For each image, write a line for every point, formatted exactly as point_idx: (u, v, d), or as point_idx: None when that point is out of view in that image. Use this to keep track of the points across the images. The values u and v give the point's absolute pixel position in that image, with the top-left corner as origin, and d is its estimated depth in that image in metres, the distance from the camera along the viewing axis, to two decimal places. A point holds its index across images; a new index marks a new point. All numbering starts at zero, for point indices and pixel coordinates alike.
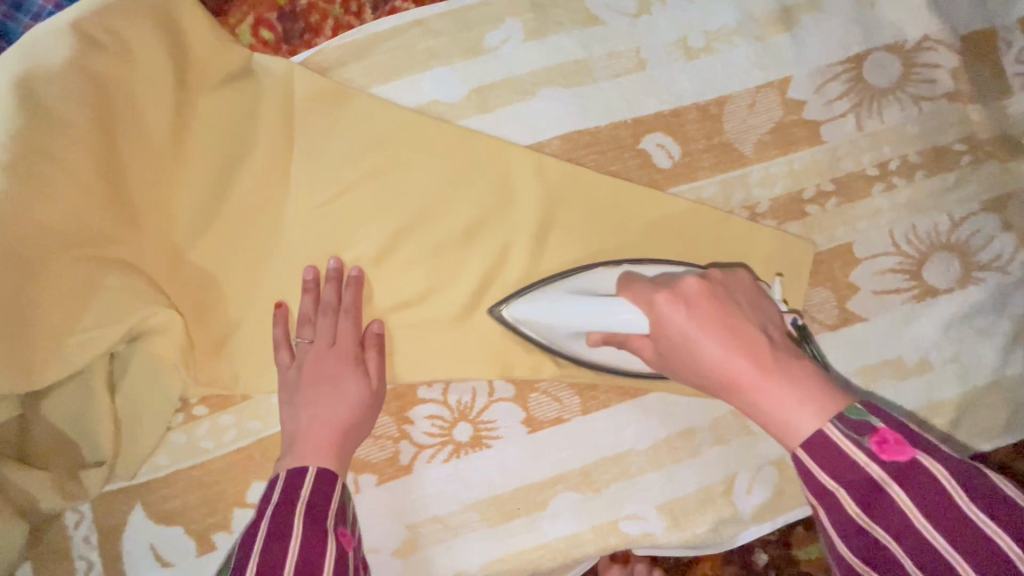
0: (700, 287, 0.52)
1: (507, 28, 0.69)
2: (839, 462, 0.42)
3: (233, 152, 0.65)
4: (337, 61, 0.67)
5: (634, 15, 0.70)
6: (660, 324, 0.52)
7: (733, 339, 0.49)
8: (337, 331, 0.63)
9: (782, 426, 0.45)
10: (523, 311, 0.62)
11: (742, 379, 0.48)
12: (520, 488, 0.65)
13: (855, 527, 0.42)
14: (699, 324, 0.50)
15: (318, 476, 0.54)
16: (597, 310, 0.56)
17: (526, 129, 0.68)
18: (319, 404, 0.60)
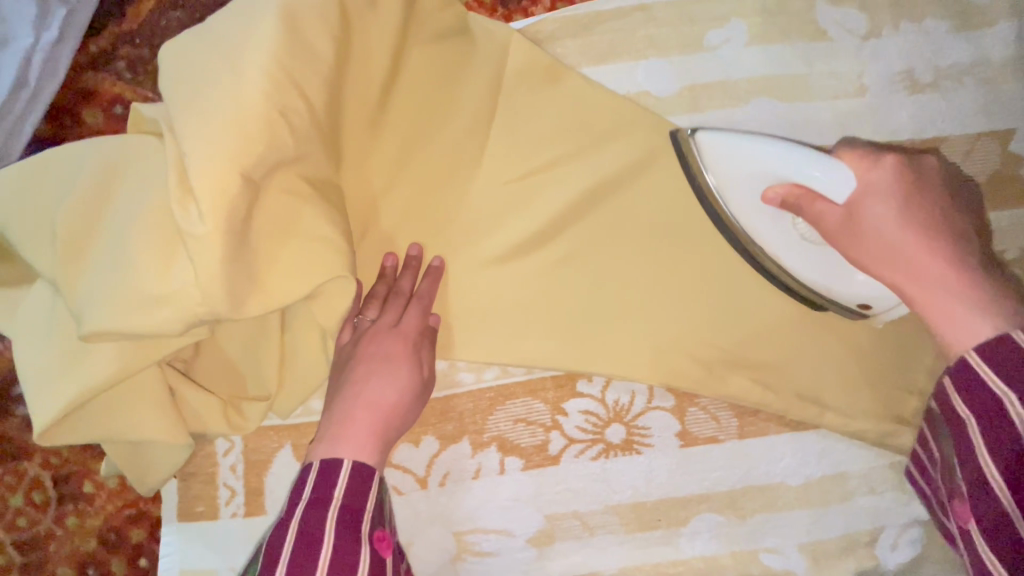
0: (914, 175, 0.51)
1: (731, 28, 0.66)
2: (1013, 361, 0.41)
3: (437, 109, 0.63)
4: (551, 35, 0.66)
5: (864, 36, 0.67)
6: (862, 189, 0.50)
7: (931, 225, 0.49)
8: (403, 318, 0.59)
9: (951, 313, 0.46)
10: (713, 137, 0.56)
11: (928, 269, 0.48)
12: (665, 499, 0.64)
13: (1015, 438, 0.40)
14: (906, 207, 0.49)
15: (352, 471, 0.48)
16: (798, 156, 0.52)
17: (733, 137, 0.65)
18: (369, 384, 0.55)
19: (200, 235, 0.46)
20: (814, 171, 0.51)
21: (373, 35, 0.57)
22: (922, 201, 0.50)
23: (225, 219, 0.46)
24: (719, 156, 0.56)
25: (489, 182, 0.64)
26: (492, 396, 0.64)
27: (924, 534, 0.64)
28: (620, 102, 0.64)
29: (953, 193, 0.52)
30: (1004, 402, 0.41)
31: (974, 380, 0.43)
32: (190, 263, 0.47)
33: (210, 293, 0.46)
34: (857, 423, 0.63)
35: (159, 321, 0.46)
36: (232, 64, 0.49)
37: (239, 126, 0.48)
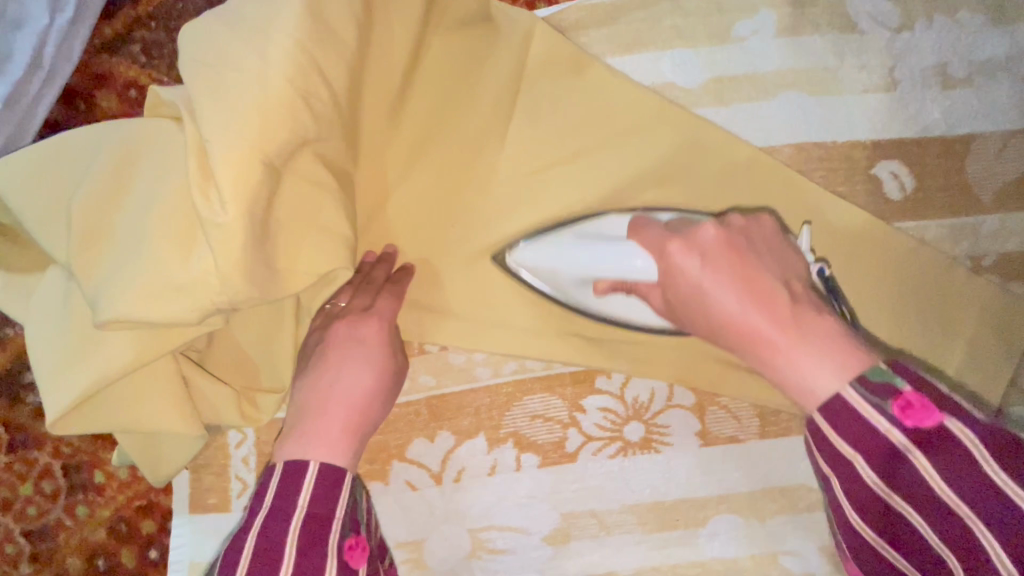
0: (717, 244, 0.49)
1: (760, 19, 0.64)
2: (855, 428, 0.38)
3: (459, 99, 0.62)
4: (576, 23, 0.64)
5: (896, 29, 0.65)
6: (675, 272, 0.50)
7: (734, 288, 0.46)
8: (377, 302, 0.57)
9: (797, 381, 0.41)
10: (534, 260, 0.60)
11: (759, 335, 0.44)
12: (684, 499, 0.62)
13: (872, 494, 0.40)
14: (714, 274, 0.47)
15: (317, 476, 0.48)
16: (613, 252, 0.55)
17: (760, 132, 0.64)
18: (342, 373, 0.54)
19: (221, 222, 0.45)
20: (603, 266, 0.56)
21: (396, 20, 0.56)
22: (728, 263, 0.48)
23: (247, 207, 0.45)
24: (544, 273, 0.60)
25: (511, 173, 0.63)
26: (509, 391, 0.63)
27: None
28: (645, 95, 0.63)
29: (761, 245, 0.50)
30: (856, 465, 0.39)
31: (823, 441, 0.40)
32: (209, 250, 0.45)
33: (229, 282, 0.45)
34: None
35: (177, 309, 0.45)
36: (253, 47, 0.48)
37: (260, 110, 0.46)
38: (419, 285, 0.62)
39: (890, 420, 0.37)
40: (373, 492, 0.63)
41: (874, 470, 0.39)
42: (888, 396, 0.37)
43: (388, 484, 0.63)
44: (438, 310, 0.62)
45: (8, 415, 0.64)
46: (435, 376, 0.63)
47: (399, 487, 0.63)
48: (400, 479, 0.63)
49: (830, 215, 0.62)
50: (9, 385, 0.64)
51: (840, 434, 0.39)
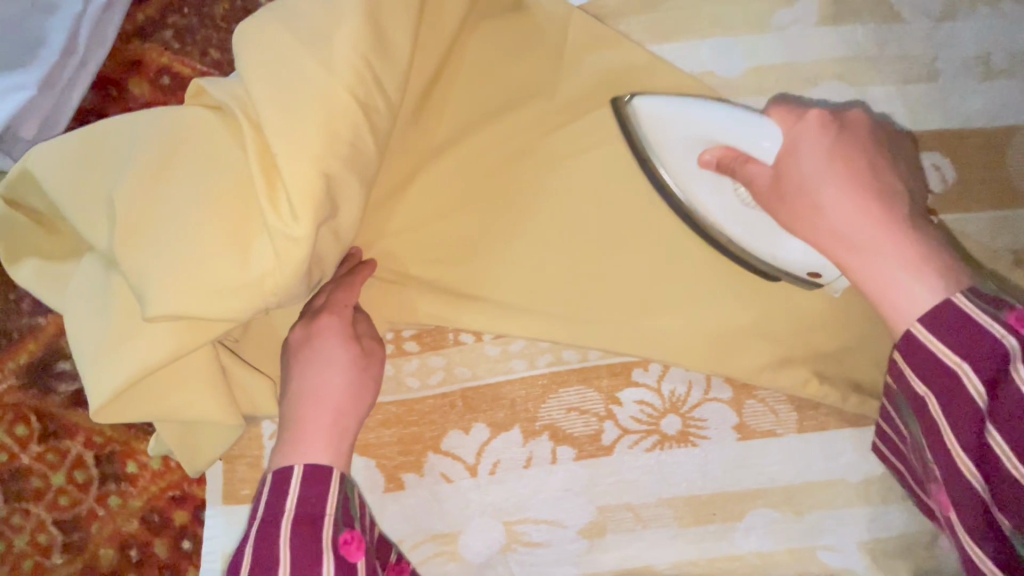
0: (845, 125, 0.48)
1: (800, 7, 0.63)
2: (964, 333, 0.39)
3: (497, 87, 0.61)
4: (614, 11, 0.64)
5: (938, 19, 0.64)
6: (797, 146, 0.48)
7: (854, 181, 0.45)
8: (332, 297, 0.54)
9: (883, 288, 0.43)
10: (649, 104, 0.55)
11: (862, 235, 0.44)
12: (720, 493, 0.62)
13: (970, 412, 0.39)
14: (837, 166, 0.46)
15: (303, 479, 0.48)
16: (743, 120, 0.50)
17: None
18: (309, 376, 0.52)
19: (292, 231, 0.44)
20: (726, 126, 0.51)
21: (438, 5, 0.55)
22: (857, 159, 0.46)
23: (315, 209, 0.44)
24: (653, 122, 0.56)
25: (548, 163, 0.62)
26: (545, 383, 0.62)
27: None
28: (686, 83, 0.62)
29: (889, 148, 0.48)
30: (962, 375, 0.39)
31: (915, 347, 0.41)
32: (269, 249, 0.45)
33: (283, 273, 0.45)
34: None
35: (232, 306, 0.45)
36: (299, 31, 0.47)
37: (307, 95, 0.46)
38: (456, 276, 0.61)
39: (1008, 327, 0.38)
40: (408, 484, 0.62)
41: (978, 382, 0.39)
42: (998, 305, 0.39)
43: (423, 476, 0.62)
44: (474, 301, 0.61)
45: (41, 403, 0.64)
46: (470, 368, 0.63)
47: (433, 479, 0.62)
48: (435, 471, 0.62)
49: None
50: (42, 373, 0.64)
51: (946, 339, 0.40)
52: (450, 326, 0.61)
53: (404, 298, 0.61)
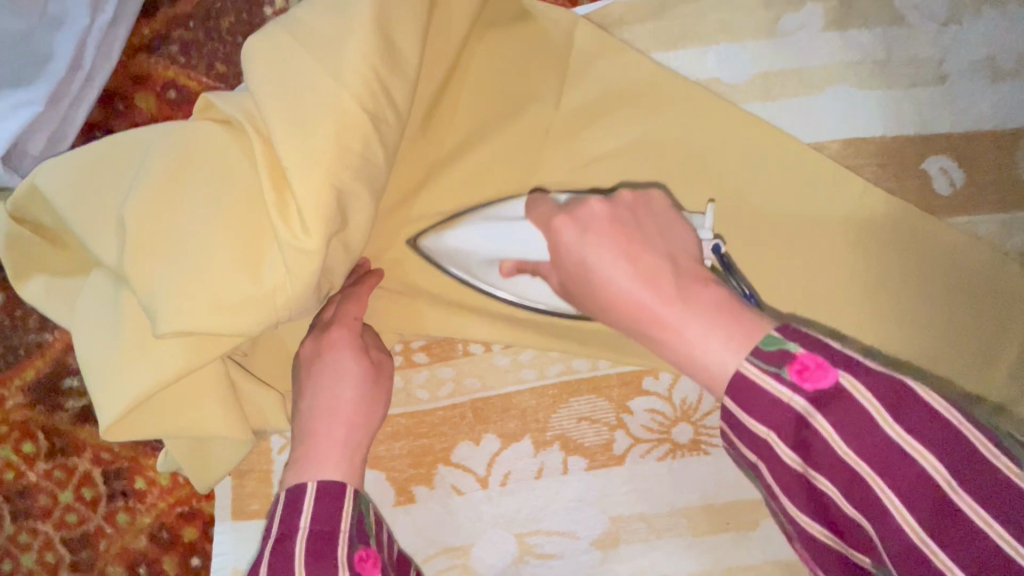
0: (608, 211, 0.43)
1: (807, 12, 0.63)
2: (757, 400, 0.32)
3: (504, 98, 0.61)
4: (621, 20, 0.63)
5: (943, 22, 0.64)
6: (556, 248, 0.44)
7: (642, 257, 0.39)
8: (342, 309, 0.55)
9: (684, 353, 0.35)
10: (454, 240, 0.55)
11: (640, 306, 0.38)
12: (735, 502, 0.61)
13: (798, 483, 0.32)
14: (591, 243, 0.41)
15: (318, 494, 0.46)
16: (508, 232, 0.51)
17: (808, 127, 0.63)
18: (322, 390, 0.53)
19: (309, 245, 0.44)
20: (485, 244, 0.53)
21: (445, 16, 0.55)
22: (616, 230, 0.41)
23: (324, 223, 0.44)
24: (453, 255, 0.56)
25: (557, 172, 0.62)
26: (555, 393, 0.62)
27: None
28: (693, 90, 0.62)
29: (646, 216, 0.44)
30: (773, 445, 0.32)
31: (729, 416, 0.34)
32: (282, 264, 0.45)
33: (298, 285, 0.45)
34: None
35: (245, 321, 0.45)
36: (308, 44, 0.47)
37: (317, 107, 0.45)
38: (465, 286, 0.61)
39: (794, 382, 0.31)
40: (418, 497, 0.62)
41: (787, 443, 0.32)
42: (786, 365, 0.31)
43: (433, 487, 0.62)
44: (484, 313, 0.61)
45: (48, 419, 0.63)
46: (479, 379, 0.62)
47: (445, 492, 0.62)
48: (445, 482, 0.62)
49: (883, 210, 0.61)
50: (49, 390, 0.64)
51: (753, 414, 0.32)
52: (460, 338, 0.61)
53: (413, 309, 0.61)
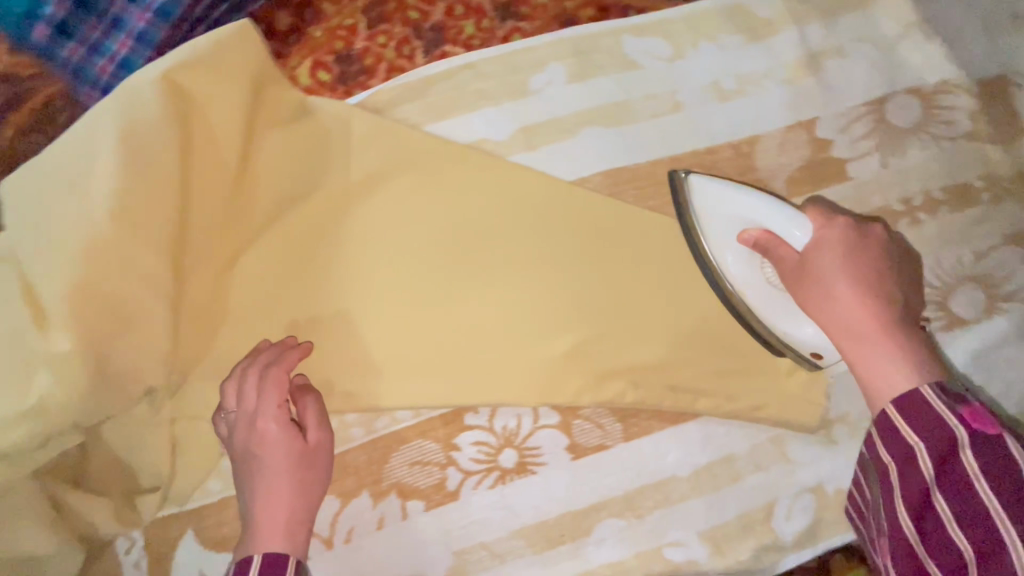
0: (848, 230, 0.60)
1: (550, 71, 0.73)
2: (931, 423, 0.49)
3: (295, 189, 0.67)
4: (390, 101, 0.71)
5: (670, 59, 0.74)
6: (823, 244, 0.59)
7: (863, 291, 0.58)
8: (260, 396, 0.59)
9: (870, 370, 0.56)
10: (703, 186, 0.65)
11: (862, 329, 0.57)
12: (565, 514, 0.66)
13: (921, 487, 0.49)
14: (837, 262, 0.59)
15: (262, 564, 0.54)
16: (778, 211, 0.61)
17: (568, 166, 0.72)
18: (263, 479, 0.58)
19: (65, 352, 0.53)
20: (758, 208, 0.62)
21: (212, 134, 0.61)
22: (871, 256, 0.60)
23: (79, 331, 0.53)
24: (706, 204, 0.65)
25: (354, 244, 0.68)
26: (384, 444, 0.67)
27: (814, 499, 0.69)
28: (462, 153, 0.70)
29: (871, 251, 0.60)
30: (919, 452, 0.50)
31: (892, 426, 0.51)
32: (49, 375, 0.53)
33: (67, 386, 0.53)
34: (730, 404, 0.68)
35: (20, 433, 0.53)
36: (79, 194, 0.56)
37: (87, 244, 0.54)
38: None
39: (959, 417, 0.49)
40: None
41: (930, 460, 0.49)
42: (959, 401, 0.50)
43: None
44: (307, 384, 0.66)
45: None
46: None
47: None
48: None
49: (642, 229, 0.70)
50: None
51: (914, 427, 0.50)
52: None
53: None
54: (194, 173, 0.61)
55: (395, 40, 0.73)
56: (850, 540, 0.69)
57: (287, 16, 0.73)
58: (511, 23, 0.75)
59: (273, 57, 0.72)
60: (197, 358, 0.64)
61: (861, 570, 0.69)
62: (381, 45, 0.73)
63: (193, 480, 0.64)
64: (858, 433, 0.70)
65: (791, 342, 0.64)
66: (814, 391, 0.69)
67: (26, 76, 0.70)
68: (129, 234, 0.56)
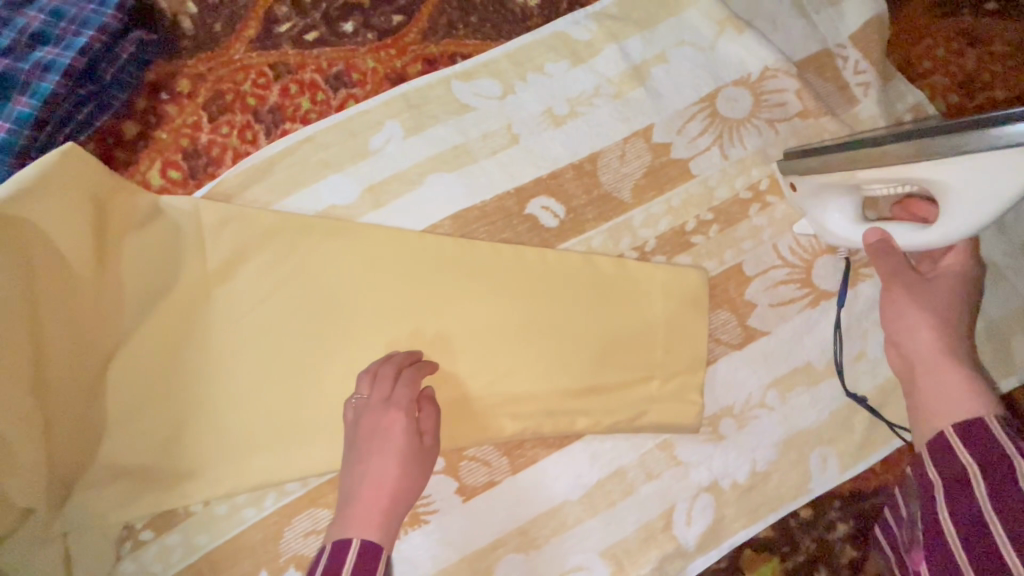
0: (956, 279, 0.65)
1: (388, 129, 0.76)
2: (976, 435, 0.54)
3: (156, 287, 0.70)
4: (238, 187, 0.74)
5: (500, 97, 0.77)
6: (918, 293, 0.64)
7: (943, 319, 0.63)
8: (397, 393, 0.65)
9: (923, 397, 0.60)
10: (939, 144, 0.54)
11: (930, 363, 0.61)
12: (464, 557, 0.67)
13: (954, 472, 0.54)
14: (932, 313, 0.63)
15: (360, 549, 0.54)
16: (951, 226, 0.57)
17: (417, 216, 0.74)
18: (373, 460, 0.62)
19: None
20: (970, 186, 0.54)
21: (60, 255, 0.64)
22: (947, 307, 0.63)
23: None
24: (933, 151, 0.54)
25: (220, 329, 0.71)
26: (278, 519, 0.68)
27: (712, 498, 0.69)
28: (311, 222, 0.72)
29: (937, 297, 0.64)
30: (961, 450, 0.54)
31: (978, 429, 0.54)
32: None
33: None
34: (609, 418, 0.69)
35: None
36: None
37: None
38: (169, 453, 0.68)
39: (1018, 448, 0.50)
40: None
41: (968, 459, 0.53)
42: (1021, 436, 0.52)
43: None
44: (192, 475, 0.67)
45: None
46: (207, 533, 0.68)
47: None
48: None
49: (497, 263, 0.72)
50: None
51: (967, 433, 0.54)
52: (175, 506, 0.67)
53: (120, 494, 0.66)
54: (45, 293, 0.63)
55: (237, 128, 0.77)
56: (755, 533, 0.68)
57: (132, 123, 0.77)
58: (344, 90, 0.78)
59: (125, 166, 0.76)
60: (77, 467, 0.66)
61: (774, 562, 0.69)
62: (224, 135, 0.77)
63: None
64: (746, 423, 0.70)
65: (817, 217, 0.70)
66: (688, 391, 0.70)
67: None
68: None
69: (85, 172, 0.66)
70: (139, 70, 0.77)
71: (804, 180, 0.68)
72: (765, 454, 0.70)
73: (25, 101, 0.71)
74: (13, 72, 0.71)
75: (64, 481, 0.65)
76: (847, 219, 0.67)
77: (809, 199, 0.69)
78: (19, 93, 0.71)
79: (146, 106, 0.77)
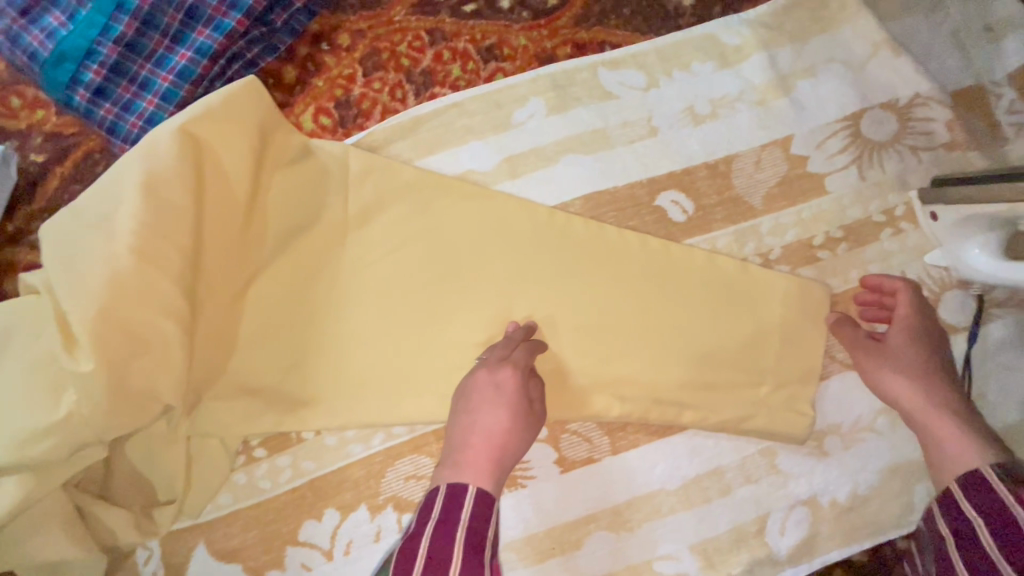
0: (849, 337, 0.69)
1: (531, 105, 0.78)
2: (980, 486, 0.54)
3: (298, 221, 0.73)
4: (384, 140, 0.78)
5: (644, 88, 0.79)
6: (882, 353, 0.67)
7: (918, 374, 0.65)
8: (515, 355, 0.67)
9: (931, 451, 0.62)
10: None
11: (922, 417, 0.63)
12: (554, 526, 0.69)
13: (960, 522, 0.54)
14: (902, 370, 0.65)
15: (475, 498, 0.54)
16: None
17: (550, 192, 0.76)
18: (483, 410, 0.62)
19: (90, 374, 0.59)
20: None
21: (225, 175, 0.68)
22: (909, 362, 0.66)
23: (103, 356, 0.59)
24: None
25: (351, 271, 0.73)
26: (383, 460, 0.72)
27: (808, 512, 0.69)
28: (449, 182, 0.74)
29: (888, 355, 0.67)
30: (963, 504, 0.55)
31: (980, 486, 0.54)
32: (75, 393, 0.59)
33: (59, 444, 0.59)
34: (716, 416, 0.69)
35: (47, 446, 0.58)
36: (101, 234, 0.62)
37: (109, 282, 0.60)
38: (291, 379, 0.71)
39: (1016, 497, 0.51)
40: None
41: (973, 510, 0.54)
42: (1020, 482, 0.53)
43: (285, 569, 0.70)
44: (309, 404, 0.71)
45: None
46: (315, 460, 0.72)
47: (295, 570, 0.70)
48: (296, 561, 0.70)
49: (624, 248, 0.72)
50: None
51: (964, 487, 0.56)
52: (289, 431, 0.71)
53: (243, 410, 0.70)
54: (207, 212, 0.67)
55: (389, 85, 0.81)
56: (847, 555, 0.69)
57: (293, 68, 0.82)
58: (494, 63, 0.81)
59: (282, 106, 0.80)
60: (207, 379, 0.69)
61: None
62: (376, 90, 0.81)
63: (206, 493, 0.69)
64: (852, 444, 0.70)
65: (957, 247, 0.69)
66: (798, 403, 0.70)
67: (73, 134, 0.80)
68: (142, 271, 0.61)
69: (256, 104, 0.70)
70: (307, 19, 0.82)
71: (945, 211, 0.68)
72: (868, 478, 0.69)
73: (208, 34, 0.76)
74: (201, 5, 0.76)
75: (196, 392, 0.68)
76: (988, 257, 0.65)
77: (950, 232, 0.69)
78: (203, 26, 0.76)
79: (307, 54, 0.82)
